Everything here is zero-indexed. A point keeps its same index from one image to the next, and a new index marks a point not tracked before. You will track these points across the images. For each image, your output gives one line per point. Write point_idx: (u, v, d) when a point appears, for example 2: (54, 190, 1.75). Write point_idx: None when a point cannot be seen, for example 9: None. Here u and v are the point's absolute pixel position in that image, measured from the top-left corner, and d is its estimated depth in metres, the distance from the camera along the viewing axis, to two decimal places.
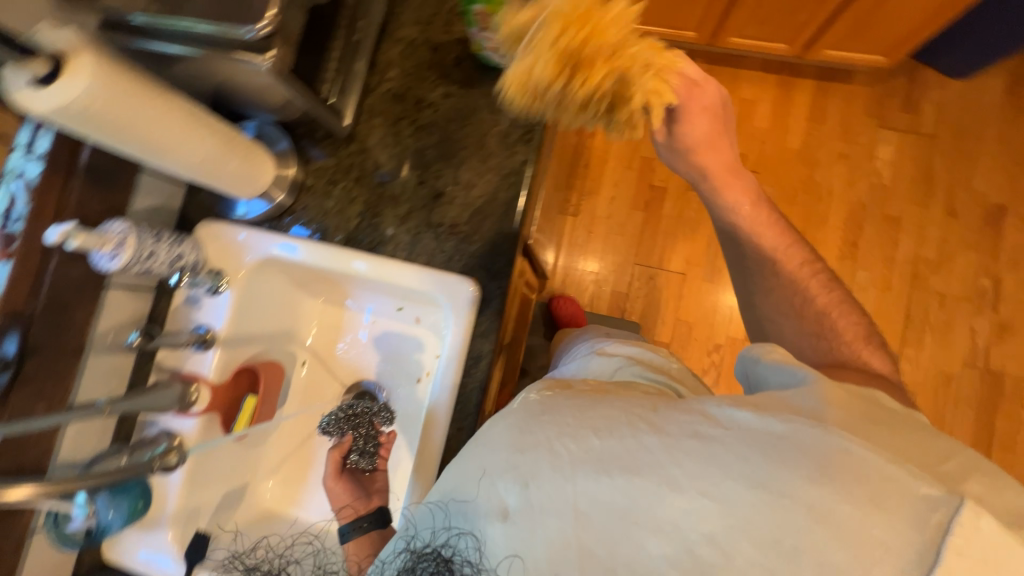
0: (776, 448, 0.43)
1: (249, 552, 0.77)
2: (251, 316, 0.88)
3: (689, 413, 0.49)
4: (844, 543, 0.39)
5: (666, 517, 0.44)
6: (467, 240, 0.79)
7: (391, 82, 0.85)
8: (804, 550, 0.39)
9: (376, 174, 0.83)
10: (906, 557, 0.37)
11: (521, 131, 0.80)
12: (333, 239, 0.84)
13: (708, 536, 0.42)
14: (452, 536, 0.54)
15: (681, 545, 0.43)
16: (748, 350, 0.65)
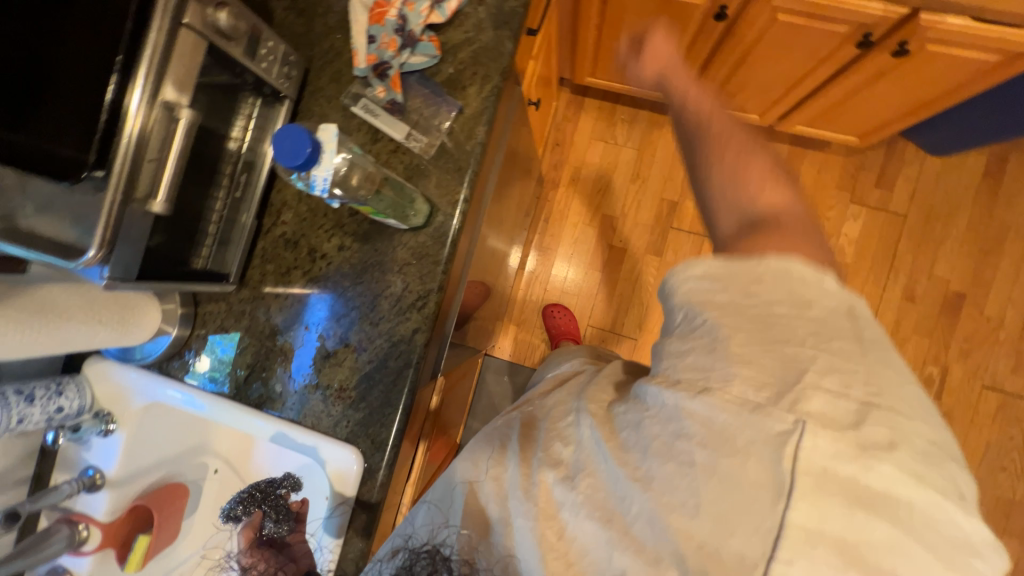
0: (679, 439, 0.55)
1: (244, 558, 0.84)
2: (145, 453, 0.86)
3: (629, 410, 0.62)
4: (730, 491, 0.50)
5: (631, 514, 0.56)
6: (355, 407, 0.78)
7: (286, 226, 0.80)
8: (725, 511, 0.50)
9: (266, 325, 0.80)
10: (765, 523, 0.48)
11: (414, 296, 0.77)
12: (222, 388, 0.81)
13: (670, 525, 0.53)
14: (448, 535, 0.69)
15: (658, 533, 0.53)
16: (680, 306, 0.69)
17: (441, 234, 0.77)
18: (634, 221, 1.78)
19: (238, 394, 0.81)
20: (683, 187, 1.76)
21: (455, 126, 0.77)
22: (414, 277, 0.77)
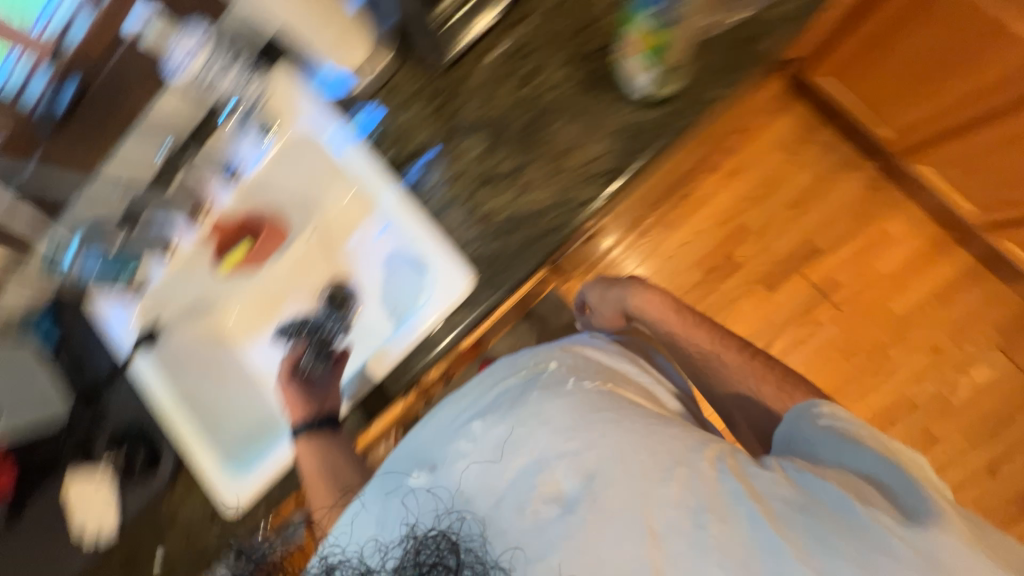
0: (716, 506, 0.56)
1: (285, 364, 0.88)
2: (283, 173, 0.90)
3: (696, 461, 0.59)
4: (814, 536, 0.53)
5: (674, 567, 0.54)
6: (490, 237, 0.76)
7: (519, 44, 0.80)
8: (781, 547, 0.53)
9: (453, 117, 0.80)
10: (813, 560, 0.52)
11: (604, 168, 0.73)
12: (383, 154, 0.84)
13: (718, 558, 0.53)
14: (450, 517, 0.63)
15: None
16: (796, 414, 0.71)
17: (665, 122, 0.72)
18: (766, 245, 1.64)
19: (393, 169, 0.82)
20: (835, 240, 1.60)
21: (748, 27, 0.72)
22: (614, 150, 0.73)
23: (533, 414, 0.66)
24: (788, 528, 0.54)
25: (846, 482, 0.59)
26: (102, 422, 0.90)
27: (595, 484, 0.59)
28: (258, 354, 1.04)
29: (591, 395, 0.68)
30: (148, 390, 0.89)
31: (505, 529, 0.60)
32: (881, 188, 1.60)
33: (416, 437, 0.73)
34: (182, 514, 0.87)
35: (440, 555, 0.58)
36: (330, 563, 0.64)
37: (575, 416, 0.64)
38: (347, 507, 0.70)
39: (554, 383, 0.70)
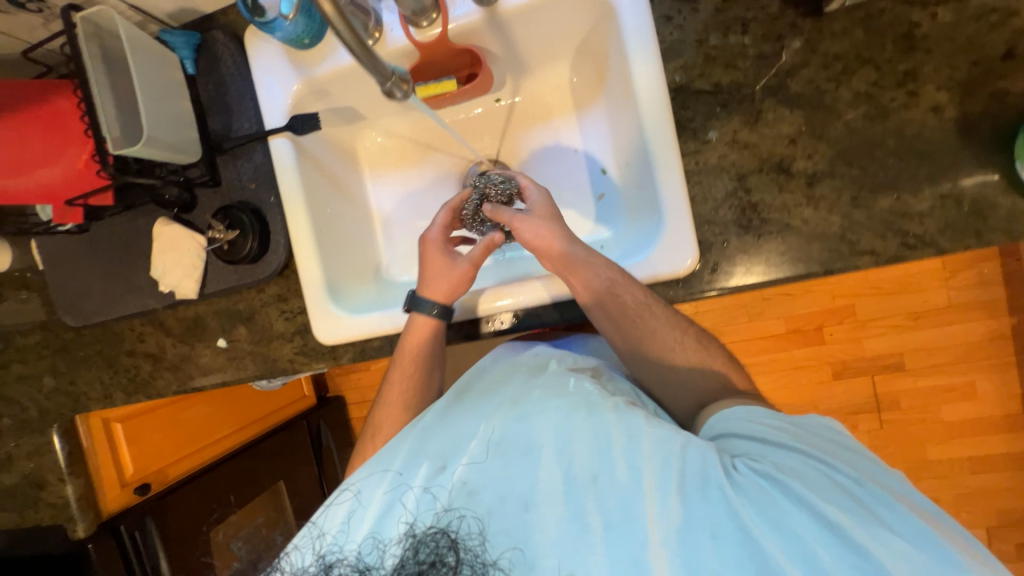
0: (673, 490, 0.48)
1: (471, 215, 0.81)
2: (529, 23, 0.74)
3: (651, 446, 0.51)
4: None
5: None
6: (739, 233, 0.65)
7: (928, 22, 0.58)
8: None
9: (779, 75, 0.62)
10: None
11: (913, 230, 0.60)
12: (669, 72, 0.65)
13: None
14: (446, 516, 0.52)
15: None
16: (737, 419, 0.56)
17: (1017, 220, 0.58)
18: (857, 337, 1.58)
19: (675, 94, 0.65)
20: (921, 367, 1.55)
21: None
22: (941, 218, 0.60)
23: (521, 415, 0.56)
24: (751, 513, 0.45)
25: (789, 474, 0.47)
26: (218, 187, 0.81)
27: (595, 487, 0.49)
28: (382, 193, 0.93)
29: (592, 393, 0.58)
30: (283, 181, 0.79)
31: (508, 518, 0.50)
32: (1002, 348, 1.50)
33: (417, 428, 0.63)
34: (271, 317, 0.84)
35: (440, 553, 0.50)
36: (326, 558, 0.53)
37: (583, 414, 0.54)
38: (339, 500, 0.57)
39: (553, 385, 0.60)
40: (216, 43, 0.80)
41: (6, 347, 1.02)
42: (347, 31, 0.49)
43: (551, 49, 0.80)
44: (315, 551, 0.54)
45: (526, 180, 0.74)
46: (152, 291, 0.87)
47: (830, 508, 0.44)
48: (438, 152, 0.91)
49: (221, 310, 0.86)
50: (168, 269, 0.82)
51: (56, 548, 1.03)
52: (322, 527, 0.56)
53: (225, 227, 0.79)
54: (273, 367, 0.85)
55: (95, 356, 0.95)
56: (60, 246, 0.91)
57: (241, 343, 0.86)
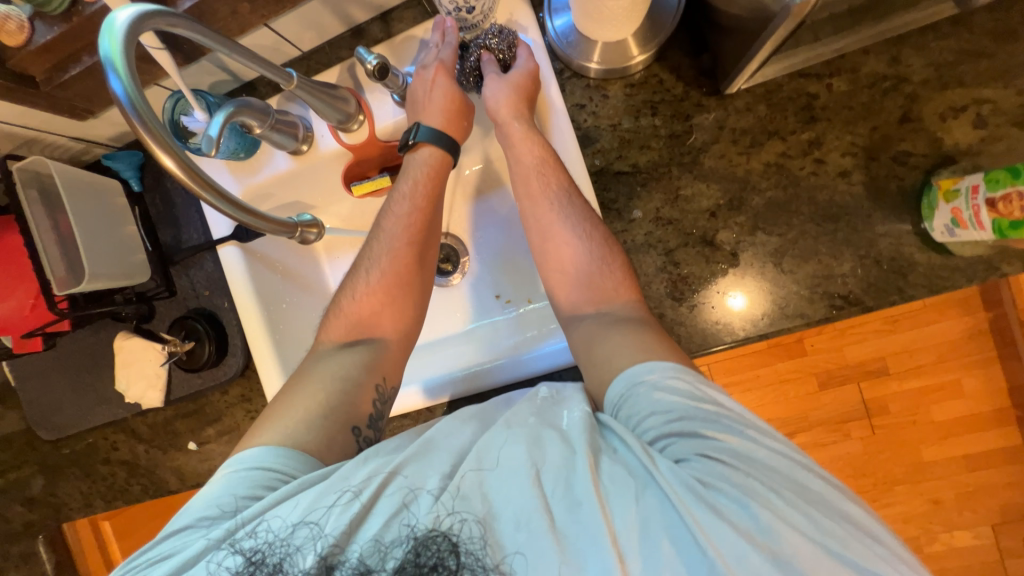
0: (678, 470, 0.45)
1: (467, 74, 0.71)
2: None
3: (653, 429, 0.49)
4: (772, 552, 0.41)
5: None
6: (674, 306, 0.66)
7: (824, 93, 0.60)
8: None
9: (693, 153, 0.64)
10: None
11: (838, 291, 0.62)
12: (589, 158, 0.67)
13: None
14: (448, 516, 0.48)
15: None
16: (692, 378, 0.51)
17: (933, 275, 0.59)
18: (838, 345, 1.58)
19: (596, 177, 0.67)
20: (905, 369, 1.55)
21: None
22: (863, 278, 0.61)
23: (505, 436, 0.51)
24: (696, 512, 0.43)
25: (735, 471, 0.44)
26: (174, 296, 0.83)
27: (577, 507, 0.46)
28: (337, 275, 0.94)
29: (581, 420, 0.52)
30: (235, 288, 0.81)
31: (501, 532, 0.47)
32: (983, 342, 1.51)
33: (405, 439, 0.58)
34: (238, 417, 0.86)
35: (441, 557, 0.47)
36: (328, 558, 0.49)
37: (568, 443, 0.49)
38: (337, 502, 0.51)
39: (543, 411, 0.54)
40: (160, 159, 0.82)
41: None
42: (227, 206, 0.48)
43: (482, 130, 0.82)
44: (314, 552, 0.49)
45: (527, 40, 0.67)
46: (120, 401, 0.88)
47: (762, 500, 0.42)
48: None
49: (190, 414, 0.88)
50: (132, 382, 0.84)
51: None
52: (322, 526, 0.50)
53: (183, 339, 0.81)
54: None
55: (72, 467, 0.96)
56: (29, 364, 0.92)
57: (212, 444, 0.88)
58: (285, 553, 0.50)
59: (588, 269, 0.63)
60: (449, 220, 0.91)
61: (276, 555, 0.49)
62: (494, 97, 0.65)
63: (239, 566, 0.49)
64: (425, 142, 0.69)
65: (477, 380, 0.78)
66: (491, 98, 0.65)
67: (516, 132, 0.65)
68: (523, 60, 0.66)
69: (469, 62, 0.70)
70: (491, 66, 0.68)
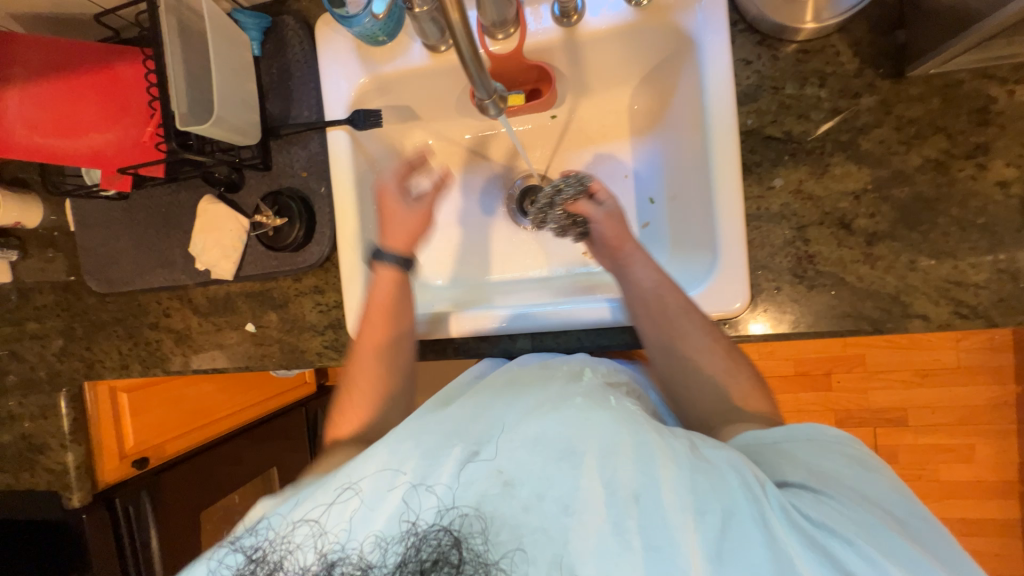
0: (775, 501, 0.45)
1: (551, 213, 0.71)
2: (602, 50, 0.75)
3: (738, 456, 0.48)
4: None
5: None
6: (792, 283, 0.65)
7: (1005, 98, 0.59)
8: None
9: (853, 133, 0.63)
10: None
11: (966, 299, 0.61)
12: (742, 117, 0.66)
13: None
14: (457, 516, 0.49)
15: None
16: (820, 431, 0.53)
17: None
18: (864, 388, 1.58)
19: (745, 137, 0.66)
20: (924, 424, 1.56)
21: None
22: (996, 291, 0.60)
23: (555, 418, 0.52)
24: (801, 549, 0.42)
25: (826, 505, 0.46)
26: (269, 172, 0.81)
27: (636, 507, 0.46)
28: (425, 193, 0.92)
29: (633, 411, 0.53)
30: (336, 174, 0.79)
31: (537, 517, 0.48)
32: (1007, 413, 1.52)
33: (439, 417, 0.57)
34: (305, 307, 0.83)
35: (443, 552, 0.48)
36: (329, 555, 0.49)
37: (623, 429, 0.50)
38: (341, 499, 0.50)
39: (593, 394, 0.56)
40: (285, 28, 0.79)
41: (20, 307, 0.99)
42: (463, 41, 0.45)
43: (618, 75, 0.81)
44: (315, 549, 0.49)
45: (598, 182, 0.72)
46: (184, 266, 0.85)
47: (882, 546, 0.42)
48: (487, 162, 0.92)
49: (254, 294, 0.85)
50: (207, 247, 0.81)
51: (50, 515, 1.01)
52: (323, 525, 0.50)
53: (274, 214, 0.78)
54: (300, 358, 0.84)
55: (114, 325, 0.93)
56: (96, 210, 0.89)
57: (269, 330, 0.85)
58: (284, 552, 0.50)
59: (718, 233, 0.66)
60: (555, 160, 0.89)
61: (276, 554, 0.50)
62: (614, 237, 0.69)
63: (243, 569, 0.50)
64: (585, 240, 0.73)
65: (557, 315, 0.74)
66: (612, 238, 0.69)
67: (642, 260, 0.68)
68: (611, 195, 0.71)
69: (559, 211, 0.70)
70: (593, 207, 0.70)
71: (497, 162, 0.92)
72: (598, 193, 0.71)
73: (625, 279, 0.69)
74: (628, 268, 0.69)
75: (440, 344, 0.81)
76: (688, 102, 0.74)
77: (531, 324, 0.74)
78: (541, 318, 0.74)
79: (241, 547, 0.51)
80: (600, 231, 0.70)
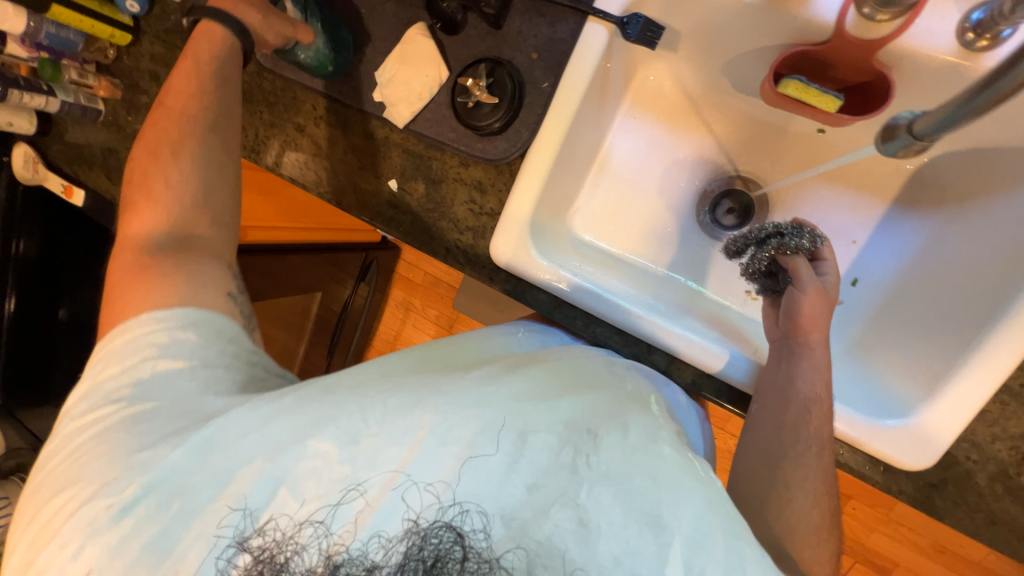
0: None
1: (756, 244, 0.71)
2: None
3: None
4: None
5: None
6: (993, 473, 0.58)
7: None
8: None
9: None
10: None
11: None
12: None
13: None
14: (495, 525, 0.44)
15: None
16: None
17: None
18: (870, 527, 1.52)
19: None
20: None
21: None
22: None
23: (645, 462, 0.47)
24: None
25: None
26: (496, 31, 0.69)
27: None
28: (626, 136, 0.80)
29: (719, 488, 0.49)
30: (574, 71, 0.65)
31: (600, 570, 0.43)
32: None
33: (505, 389, 0.51)
34: (457, 196, 0.75)
35: (444, 550, 0.43)
36: (335, 557, 0.44)
37: (709, 510, 0.46)
38: (346, 498, 0.45)
39: (678, 448, 0.50)
40: None
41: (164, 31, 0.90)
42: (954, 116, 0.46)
43: None
44: (320, 549, 0.44)
45: (828, 251, 0.66)
46: (358, 87, 0.76)
47: None
48: (708, 137, 0.79)
49: (412, 155, 0.76)
50: (396, 81, 0.73)
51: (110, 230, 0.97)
52: (327, 524, 0.45)
53: (487, 87, 0.68)
54: (425, 244, 0.77)
55: (259, 102, 0.83)
56: None
57: (409, 198, 0.77)
58: (288, 550, 0.45)
59: (975, 385, 0.56)
60: (781, 179, 0.76)
61: (281, 552, 0.45)
62: (809, 315, 0.62)
63: (248, 564, 0.45)
64: (763, 290, 0.71)
65: (659, 333, 0.68)
66: (805, 316, 0.62)
67: (818, 361, 0.61)
68: (832, 273, 0.66)
69: (767, 254, 0.69)
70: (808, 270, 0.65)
71: (721, 145, 0.79)
72: (820, 262, 0.67)
73: (789, 368, 0.62)
74: (799, 355, 0.62)
75: (572, 309, 0.74)
76: (991, 226, 0.63)
77: (655, 337, 0.68)
78: (673, 341, 0.67)
79: (233, 535, 0.46)
80: (797, 300, 0.63)
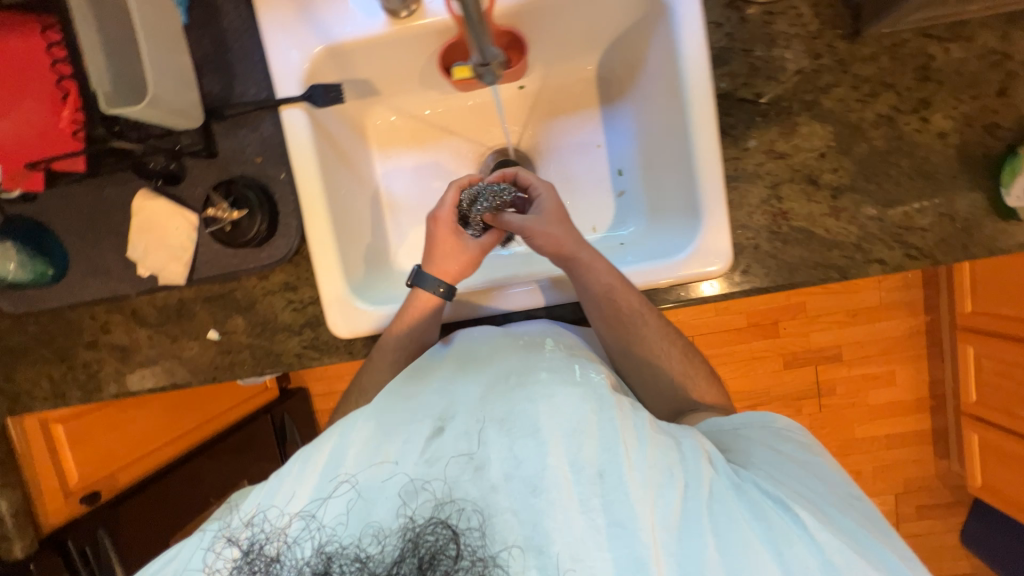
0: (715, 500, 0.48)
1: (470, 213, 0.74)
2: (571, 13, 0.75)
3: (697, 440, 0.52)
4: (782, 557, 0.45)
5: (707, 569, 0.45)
6: (770, 239, 0.69)
7: (941, 56, 0.66)
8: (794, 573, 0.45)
9: (815, 96, 0.68)
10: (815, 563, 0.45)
11: (915, 242, 0.68)
12: (718, 82, 0.69)
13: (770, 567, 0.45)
14: (433, 512, 0.46)
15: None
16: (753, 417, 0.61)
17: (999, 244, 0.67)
18: (807, 331, 1.75)
19: (721, 100, 0.69)
20: (856, 358, 1.76)
21: None
22: (938, 233, 0.67)
23: (525, 393, 0.51)
24: (749, 519, 0.47)
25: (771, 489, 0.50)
26: (215, 158, 0.73)
27: (602, 485, 0.46)
28: (393, 172, 0.87)
29: (600, 382, 0.53)
30: (294, 154, 0.71)
31: (516, 495, 0.46)
32: (918, 342, 1.75)
33: (410, 401, 0.54)
34: (276, 307, 0.76)
35: (440, 546, 0.45)
36: (325, 548, 0.46)
37: (591, 408, 0.49)
38: (335, 490, 0.48)
39: (558, 367, 0.54)
40: None
41: None
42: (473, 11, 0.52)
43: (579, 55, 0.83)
44: (313, 543, 0.46)
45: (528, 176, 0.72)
46: (122, 274, 0.75)
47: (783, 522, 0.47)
48: (454, 138, 0.87)
49: (214, 299, 0.76)
50: (152, 249, 0.73)
51: None
52: (318, 517, 0.47)
53: (232, 206, 0.71)
54: (276, 363, 0.76)
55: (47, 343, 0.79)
56: None
57: (237, 336, 0.76)
58: (278, 548, 0.47)
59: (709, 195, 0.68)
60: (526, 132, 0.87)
61: (272, 549, 0.47)
62: (550, 243, 0.69)
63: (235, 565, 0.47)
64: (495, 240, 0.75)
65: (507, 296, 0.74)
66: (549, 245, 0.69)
67: (589, 262, 0.68)
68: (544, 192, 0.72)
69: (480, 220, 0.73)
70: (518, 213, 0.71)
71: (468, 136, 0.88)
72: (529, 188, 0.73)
73: (578, 280, 0.69)
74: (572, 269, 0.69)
75: None
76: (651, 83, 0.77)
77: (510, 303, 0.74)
78: (519, 297, 0.73)
79: (222, 527, 0.49)
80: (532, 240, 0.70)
